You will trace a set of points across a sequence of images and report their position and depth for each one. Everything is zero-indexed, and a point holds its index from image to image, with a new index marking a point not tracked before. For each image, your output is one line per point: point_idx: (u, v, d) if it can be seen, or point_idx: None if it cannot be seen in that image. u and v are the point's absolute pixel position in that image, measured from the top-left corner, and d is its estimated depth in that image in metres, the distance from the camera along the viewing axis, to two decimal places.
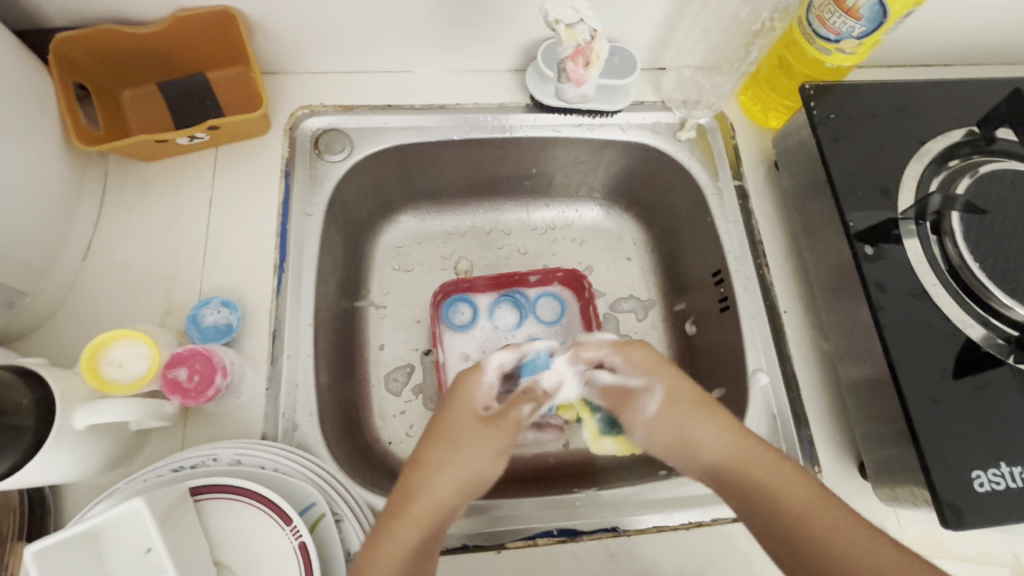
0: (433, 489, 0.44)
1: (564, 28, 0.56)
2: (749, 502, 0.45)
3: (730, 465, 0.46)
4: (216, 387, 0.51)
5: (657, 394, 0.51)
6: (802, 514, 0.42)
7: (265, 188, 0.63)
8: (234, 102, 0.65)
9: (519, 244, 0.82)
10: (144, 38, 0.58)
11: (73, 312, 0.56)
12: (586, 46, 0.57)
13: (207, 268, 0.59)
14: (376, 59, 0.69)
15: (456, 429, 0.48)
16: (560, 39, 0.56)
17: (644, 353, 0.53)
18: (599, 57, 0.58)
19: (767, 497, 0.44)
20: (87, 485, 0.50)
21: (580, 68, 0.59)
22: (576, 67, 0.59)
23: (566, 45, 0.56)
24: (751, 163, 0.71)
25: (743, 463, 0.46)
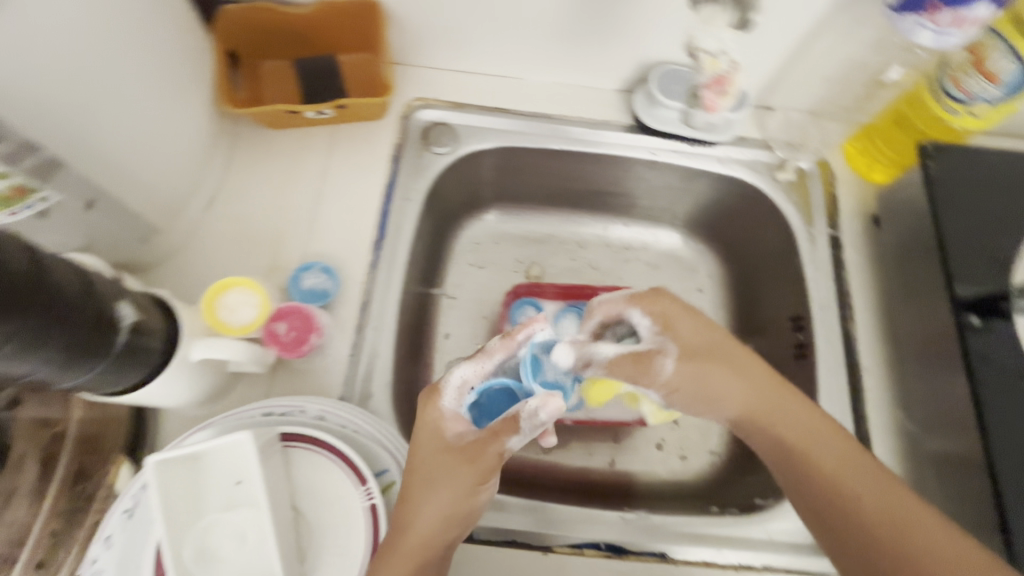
0: (437, 517, 0.43)
1: (704, 55, 0.61)
2: (869, 532, 0.44)
3: (753, 417, 0.50)
4: (309, 344, 0.54)
5: (673, 353, 0.51)
6: (906, 518, 0.43)
7: (375, 169, 0.67)
8: (358, 86, 0.69)
9: (594, 259, 0.83)
10: (295, 18, 0.63)
11: (189, 255, 0.61)
12: (724, 76, 0.62)
13: (313, 234, 0.63)
14: (491, 63, 0.72)
15: (429, 468, 0.45)
16: (700, 66, 0.62)
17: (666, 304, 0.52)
18: (735, 88, 0.63)
19: (849, 504, 0.45)
20: (183, 415, 0.54)
21: (715, 96, 0.63)
22: (712, 95, 0.64)
23: (706, 72, 0.62)
24: (849, 213, 0.70)
25: (820, 440, 0.48)
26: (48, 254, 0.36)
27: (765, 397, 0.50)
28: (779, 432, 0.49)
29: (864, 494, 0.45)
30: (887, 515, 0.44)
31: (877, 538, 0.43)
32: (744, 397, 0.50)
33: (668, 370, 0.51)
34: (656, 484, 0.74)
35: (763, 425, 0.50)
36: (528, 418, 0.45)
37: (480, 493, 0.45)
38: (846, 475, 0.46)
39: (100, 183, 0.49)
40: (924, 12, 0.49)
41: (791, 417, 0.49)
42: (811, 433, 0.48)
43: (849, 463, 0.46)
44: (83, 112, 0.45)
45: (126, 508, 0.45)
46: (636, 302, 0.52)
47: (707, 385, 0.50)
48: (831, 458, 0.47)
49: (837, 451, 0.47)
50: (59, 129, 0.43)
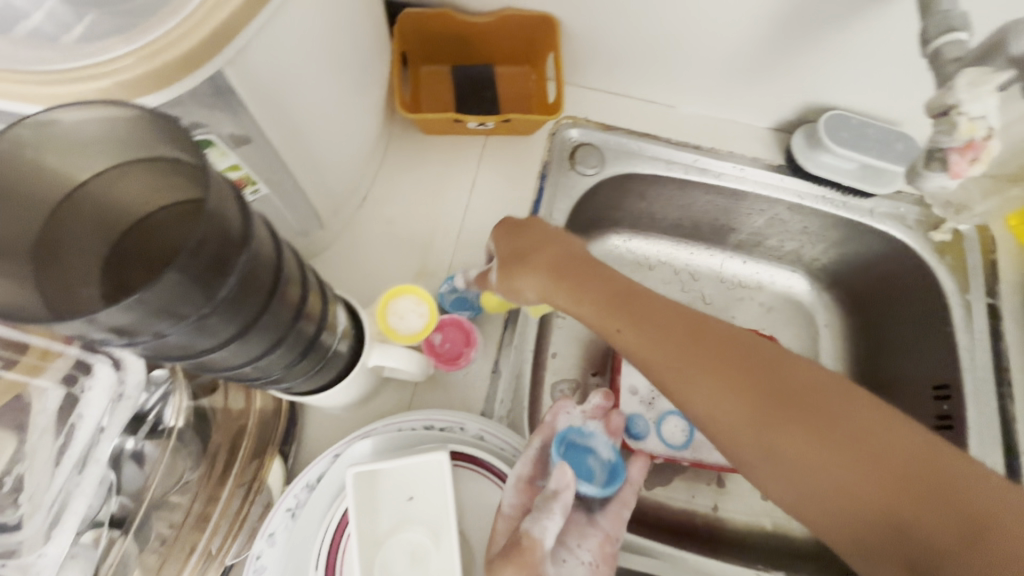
0: None
1: (964, 120, 0.44)
2: (844, 518, 0.37)
3: (724, 429, 0.41)
4: (465, 357, 0.53)
5: (506, 268, 0.52)
6: (922, 475, 0.35)
7: (523, 184, 0.67)
8: (513, 99, 0.69)
9: (707, 293, 0.80)
10: (471, 27, 0.64)
11: (339, 252, 0.61)
12: (983, 140, 0.45)
13: (460, 243, 0.63)
14: (646, 89, 0.70)
15: None
16: (954, 129, 0.45)
17: (531, 228, 0.54)
18: (991, 155, 0.47)
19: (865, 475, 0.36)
20: (331, 413, 0.54)
21: (963, 163, 0.47)
22: (960, 161, 0.47)
23: (956, 138, 0.45)
24: (1006, 283, 0.67)
25: (820, 401, 0.39)
26: (283, 246, 0.35)
27: (750, 362, 0.42)
28: (699, 406, 0.42)
29: (868, 480, 0.36)
30: (917, 461, 0.36)
31: (892, 537, 0.35)
32: (588, 308, 0.48)
33: (494, 281, 0.53)
34: (769, 538, 0.71)
35: (749, 390, 0.40)
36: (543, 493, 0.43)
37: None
38: (841, 427, 0.38)
39: (303, 188, 0.50)
40: None
41: (751, 360, 0.42)
42: (812, 388, 0.40)
43: (863, 434, 0.37)
44: (309, 124, 0.45)
45: (288, 508, 0.45)
46: (494, 234, 0.55)
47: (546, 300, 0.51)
48: (843, 440, 0.38)
49: (805, 380, 0.40)
50: (289, 138, 0.44)
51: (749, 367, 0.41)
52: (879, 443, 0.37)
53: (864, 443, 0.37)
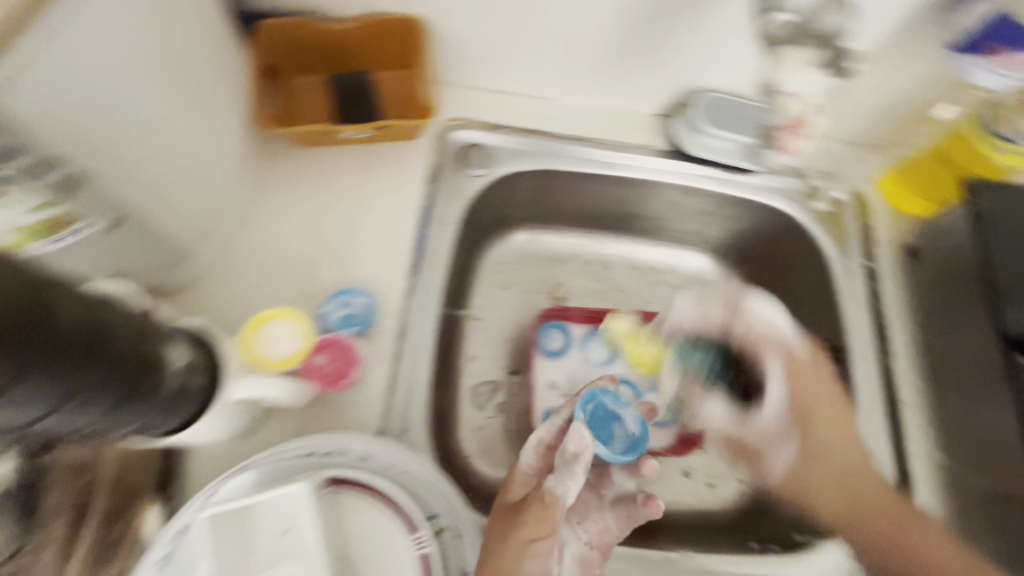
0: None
1: (784, 98, 0.55)
2: (873, 555, 0.58)
3: (807, 417, 0.62)
4: (349, 378, 0.52)
5: (727, 327, 0.66)
6: (912, 547, 0.55)
7: (411, 191, 0.65)
8: (393, 104, 0.65)
9: (618, 280, 0.83)
10: (337, 34, 0.61)
11: (214, 279, 0.58)
12: (803, 118, 0.56)
13: (346, 258, 0.61)
14: (528, 84, 0.70)
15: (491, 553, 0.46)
16: (778, 110, 0.55)
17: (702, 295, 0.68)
18: (811, 133, 0.59)
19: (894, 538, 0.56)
20: (213, 450, 0.51)
21: (790, 138, 0.58)
22: (789, 137, 0.58)
23: (785, 116, 0.56)
24: (883, 245, 0.70)
25: (856, 468, 0.58)
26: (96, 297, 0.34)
27: (837, 414, 0.61)
28: (862, 492, 0.58)
29: (879, 502, 0.57)
30: (908, 534, 0.55)
31: (880, 544, 0.57)
32: (802, 394, 0.62)
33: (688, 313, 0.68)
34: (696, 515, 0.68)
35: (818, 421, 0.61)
36: (562, 455, 0.52)
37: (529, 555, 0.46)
38: (869, 511, 0.57)
39: (149, 217, 0.48)
40: None
41: (848, 452, 0.59)
42: (847, 463, 0.59)
43: (853, 483, 0.59)
44: (116, 147, 0.42)
45: (159, 559, 0.42)
46: (696, 298, 0.68)
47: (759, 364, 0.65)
48: (869, 496, 0.58)
49: (847, 457, 0.59)
50: (97, 165, 0.41)
51: (830, 421, 0.61)
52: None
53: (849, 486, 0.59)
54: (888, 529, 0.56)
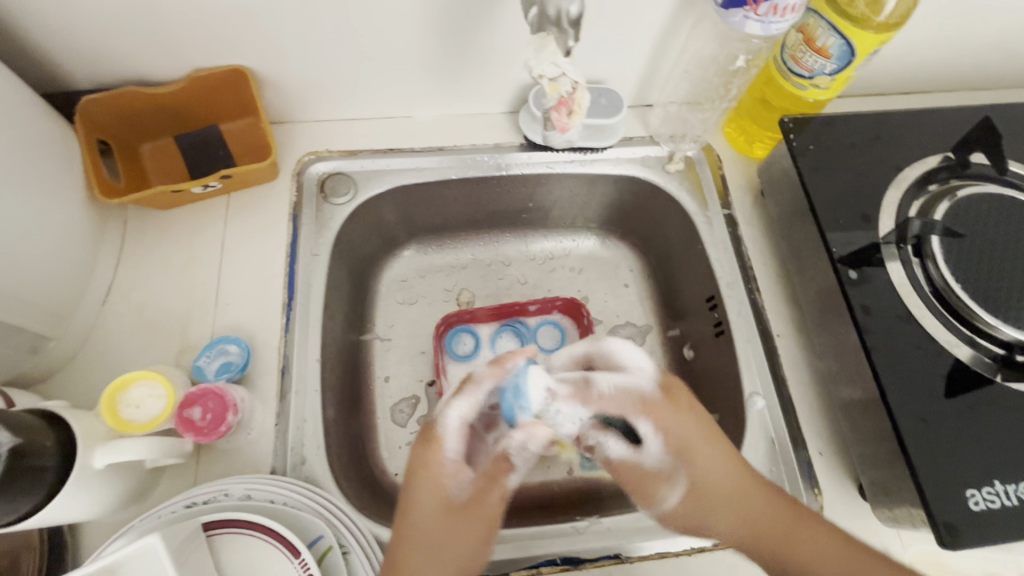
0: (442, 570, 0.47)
1: (547, 81, 0.56)
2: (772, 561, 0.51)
3: (732, 498, 0.52)
4: (228, 424, 0.53)
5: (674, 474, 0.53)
6: (797, 543, 0.50)
7: (276, 231, 0.67)
8: (245, 152, 0.69)
9: (518, 274, 0.84)
10: (167, 97, 0.63)
11: (90, 356, 0.59)
12: (568, 97, 0.59)
13: (220, 308, 0.62)
14: (376, 108, 0.73)
15: (423, 527, 0.48)
16: (543, 90, 0.58)
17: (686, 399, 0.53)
18: (582, 107, 0.61)
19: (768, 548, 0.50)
20: (105, 524, 0.51)
21: (564, 117, 0.62)
22: (560, 116, 0.62)
23: (551, 97, 0.58)
24: (739, 192, 0.74)
25: (786, 533, 0.50)
26: None
27: (706, 436, 0.52)
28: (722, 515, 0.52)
29: (788, 535, 0.50)
30: (800, 536, 0.50)
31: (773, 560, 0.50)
32: (734, 486, 0.52)
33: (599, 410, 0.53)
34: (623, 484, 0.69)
35: (745, 507, 0.51)
36: (519, 454, 0.53)
37: (480, 545, 0.49)
38: (811, 555, 0.49)
39: None
40: (746, 5, 0.53)
41: (754, 506, 0.51)
42: (759, 507, 0.51)
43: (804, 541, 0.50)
44: None
45: None
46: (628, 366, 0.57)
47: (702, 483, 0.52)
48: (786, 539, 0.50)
49: (756, 509, 0.51)
50: None
51: (762, 501, 0.52)
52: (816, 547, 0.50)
53: (739, 508, 0.51)
54: (809, 550, 0.49)
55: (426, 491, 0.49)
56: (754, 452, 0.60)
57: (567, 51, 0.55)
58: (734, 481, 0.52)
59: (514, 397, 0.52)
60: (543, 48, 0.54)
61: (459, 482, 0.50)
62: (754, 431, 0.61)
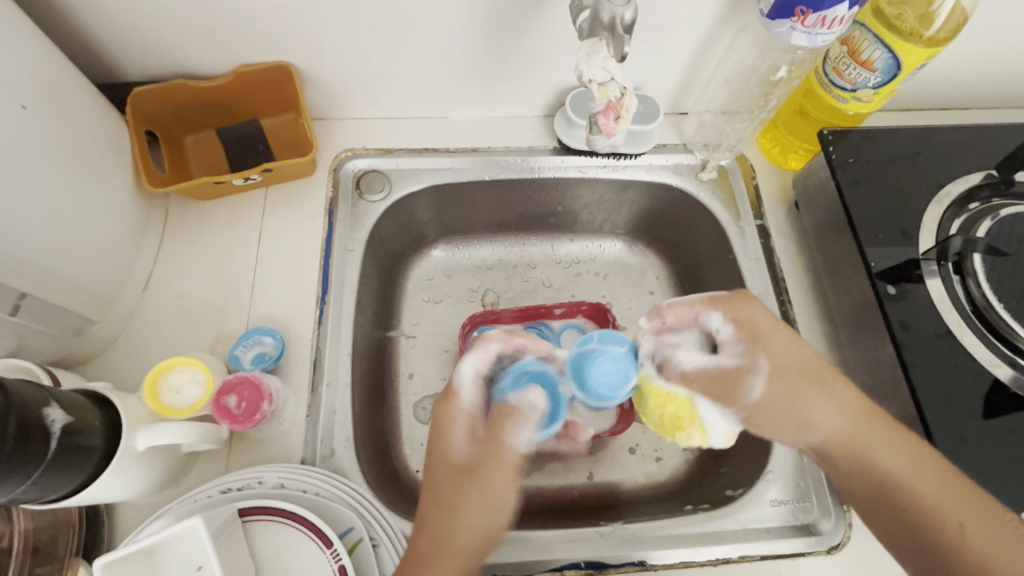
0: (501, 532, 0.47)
1: (596, 86, 0.56)
2: (875, 491, 0.48)
3: (842, 441, 0.48)
4: (262, 413, 0.54)
5: (763, 372, 0.49)
6: (910, 481, 0.46)
7: (311, 226, 0.68)
8: (285, 148, 0.70)
9: (544, 277, 0.84)
10: (213, 91, 0.65)
11: (130, 340, 0.61)
12: (617, 101, 0.58)
13: (256, 299, 0.63)
14: (412, 108, 0.74)
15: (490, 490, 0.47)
16: (591, 95, 0.57)
17: (755, 309, 0.51)
18: (629, 111, 0.60)
19: (893, 483, 0.47)
20: (139, 506, 0.52)
21: (611, 122, 0.60)
22: (608, 121, 0.60)
23: (598, 101, 0.57)
24: (772, 204, 0.73)
25: (907, 479, 0.47)
26: None
27: (769, 320, 0.51)
28: (871, 455, 0.48)
29: (913, 475, 0.47)
30: (910, 478, 0.47)
31: (890, 498, 0.47)
32: (838, 422, 0.49)
33: (692, 368, 0.49)
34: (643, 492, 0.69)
35: (853, 451, 0.48)
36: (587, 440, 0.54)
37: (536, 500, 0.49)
38: (929, 504, 0.45)
39: (41, 293, 0.50)
40: (794, 17, 0.53)
41: (869, 442, 0.48)
42: (875, 455, 0.48)
43: (917, 484, 0.46)
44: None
45: None
46: (724, 307, 0.51)
47: (803, 411, 0.49)
48: (921, 485, 0.46)
49: (902, 459, 0.47)
50: None
51: (871, 442, 0.48)
52: (905, 465, 0.47)
53: (858, 450, 0.48)
54: (931, 491, 0.46)
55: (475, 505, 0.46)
56: (781, 464, 0.60)
57: (619, 55, 0.55)
58: (819, 382, 0.50)
59: (613, 376, 0.50)
60: (592, 52, 0.54)
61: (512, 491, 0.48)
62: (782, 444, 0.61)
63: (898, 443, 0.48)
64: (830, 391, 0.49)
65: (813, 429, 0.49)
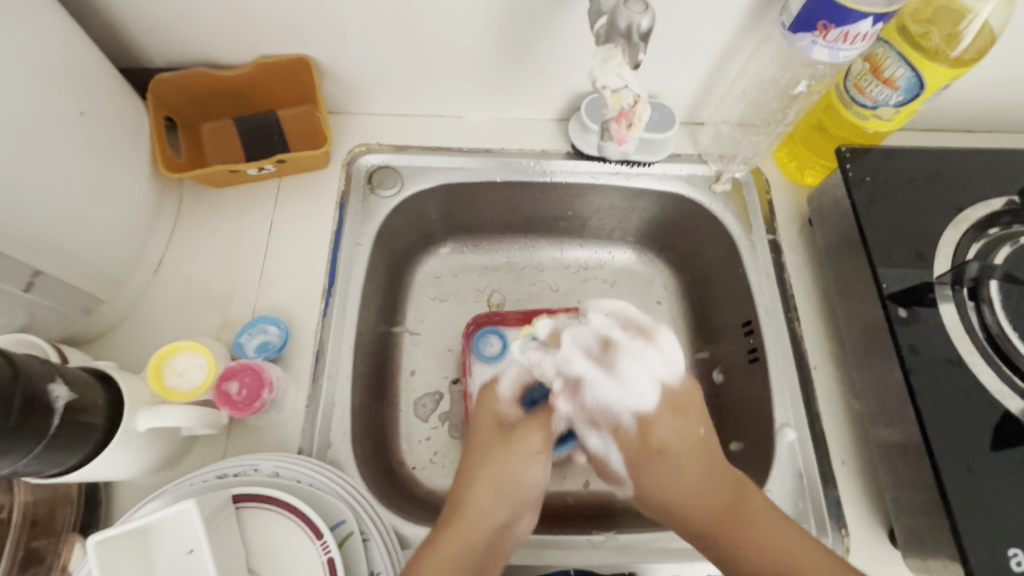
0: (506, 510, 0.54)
1: (610, 92, 0.55)
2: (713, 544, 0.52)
3: (712, 523, 0.52)
4: (262, 401, 0.54)
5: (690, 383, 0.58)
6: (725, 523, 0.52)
7: (322, 218, 0.68)
8: (301, 140, 0.71)
9: (551, 281, 0.84)
10: (233, 80, 0.66)
11: (139, 322, 0.62)
12: (630, 109, 0.58)
13: (263, 288, 0.64)
14: (428, 106, 0.74)
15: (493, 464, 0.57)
16: (605, 101, 0.57)
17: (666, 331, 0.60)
18: (642, 120, 0.60)
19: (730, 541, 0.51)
20: (138, 486, 0.53)
21: (622, 129, 0.61)
22: (619, 128, 0.60)
23: (611, 108, 0.57)
24: (786, 219, 0.72)
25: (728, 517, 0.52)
26: None
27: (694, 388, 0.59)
28: (686, 501, 0.54)
29: (708, 505, 0.53)
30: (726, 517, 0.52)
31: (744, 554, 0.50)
32: (695, 490, 0.54)
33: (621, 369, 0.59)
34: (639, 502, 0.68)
35: (688, 502, 0.53)
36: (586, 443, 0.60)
37: (533, 465, 0.57)
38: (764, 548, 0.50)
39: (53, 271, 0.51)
40: (815, 30, 0.53)
41: (701, 499, 0.53)
42: (721, 512, 0.52)
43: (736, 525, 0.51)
44: (14, 209, 0.46)
45: None
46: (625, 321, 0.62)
47: (668, 474, 0.55)
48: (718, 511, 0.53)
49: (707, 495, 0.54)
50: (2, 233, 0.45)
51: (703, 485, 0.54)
52: (710, 500, 0.53)
53: (688, 499, 0.53)
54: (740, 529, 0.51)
55: (482, 490, 0.54)
56: (780, 483, 0.59)
57: (635, 63, 0.54)
58: (687, 437, 0.56)
59: None
60: (607, 59, 0.53)
61: (529, 474, 0.56)
62: (782, 463, 0.60)
63: (704, 469, 0.55)
64: (679, 448, 0.56)
65: (667, 490, 0.55)
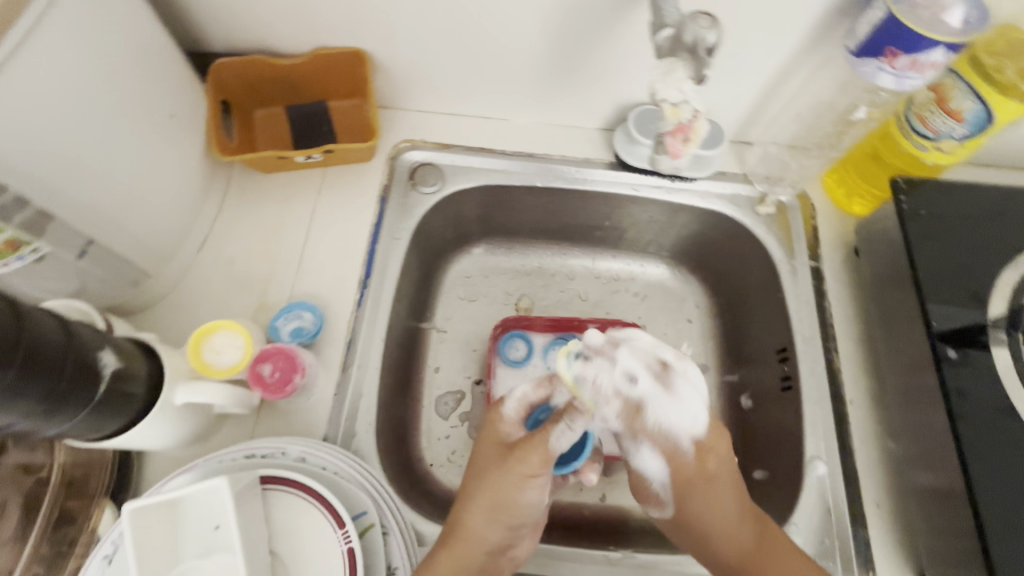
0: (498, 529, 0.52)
1: (668, 106, 0.56)
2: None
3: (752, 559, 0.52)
4: (293, 385, 0.56)
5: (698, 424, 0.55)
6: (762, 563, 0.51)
7: (363, 210, 0.69)
8: (347, 132, 0.72)
9: (581, 290, 0.83)
10: (289, 69, 0.67)
11: (180, 298, 0.63)
12: (687, 124, 0.59)
13: (300, 274, 0.65)
14: (475, 106, 0.75)
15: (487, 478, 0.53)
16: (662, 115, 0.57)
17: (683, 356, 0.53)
18: (698, 134, 0.60)
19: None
20: (167, 458, 0.54)
21: (677, 143, 0.61)
22: (675, 142, 0.61)
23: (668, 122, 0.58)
24: (830, 246, 0.70)
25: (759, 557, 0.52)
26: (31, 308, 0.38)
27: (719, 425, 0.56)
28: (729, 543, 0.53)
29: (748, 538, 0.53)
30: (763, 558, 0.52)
31: None
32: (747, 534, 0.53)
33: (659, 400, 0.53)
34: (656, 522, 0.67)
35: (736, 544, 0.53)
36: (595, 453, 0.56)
37: (530, 487, 0.52)
38: None
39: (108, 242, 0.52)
40: (883, 56, 0.51)
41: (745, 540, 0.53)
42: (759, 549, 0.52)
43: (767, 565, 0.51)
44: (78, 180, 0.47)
45: (104, 554, 0.45)
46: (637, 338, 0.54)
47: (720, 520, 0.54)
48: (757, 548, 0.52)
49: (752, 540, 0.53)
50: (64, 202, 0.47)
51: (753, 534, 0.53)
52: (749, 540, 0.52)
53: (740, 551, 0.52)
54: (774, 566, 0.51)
55: (478, 510, 0.52)
56: (806, 517, 0.57)
57: (698, 76, 0.53)
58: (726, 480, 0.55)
59: None
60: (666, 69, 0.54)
61: (528, 495, 0.53)
62: (810, 496, 0.58)
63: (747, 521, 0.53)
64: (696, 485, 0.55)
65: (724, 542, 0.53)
